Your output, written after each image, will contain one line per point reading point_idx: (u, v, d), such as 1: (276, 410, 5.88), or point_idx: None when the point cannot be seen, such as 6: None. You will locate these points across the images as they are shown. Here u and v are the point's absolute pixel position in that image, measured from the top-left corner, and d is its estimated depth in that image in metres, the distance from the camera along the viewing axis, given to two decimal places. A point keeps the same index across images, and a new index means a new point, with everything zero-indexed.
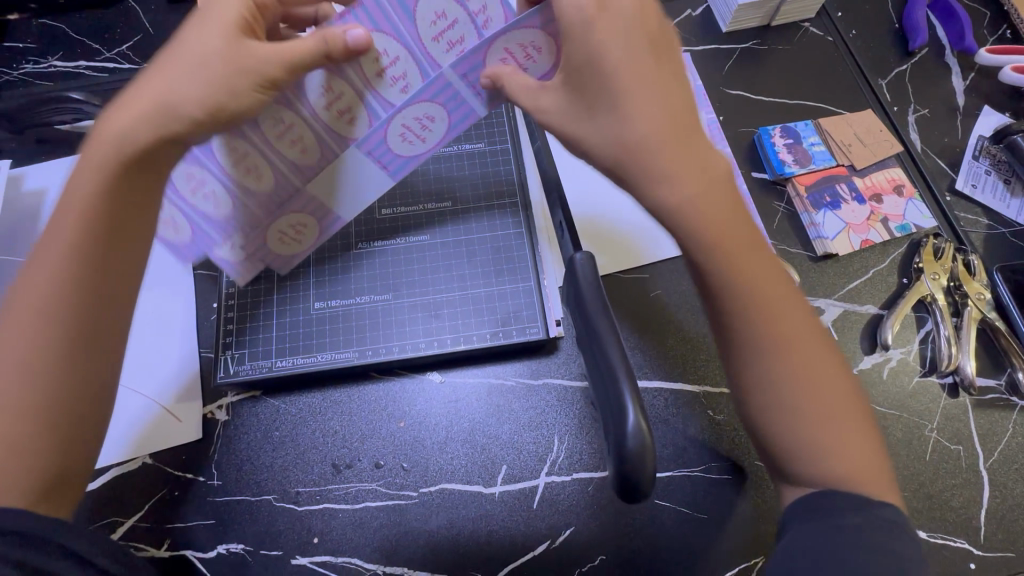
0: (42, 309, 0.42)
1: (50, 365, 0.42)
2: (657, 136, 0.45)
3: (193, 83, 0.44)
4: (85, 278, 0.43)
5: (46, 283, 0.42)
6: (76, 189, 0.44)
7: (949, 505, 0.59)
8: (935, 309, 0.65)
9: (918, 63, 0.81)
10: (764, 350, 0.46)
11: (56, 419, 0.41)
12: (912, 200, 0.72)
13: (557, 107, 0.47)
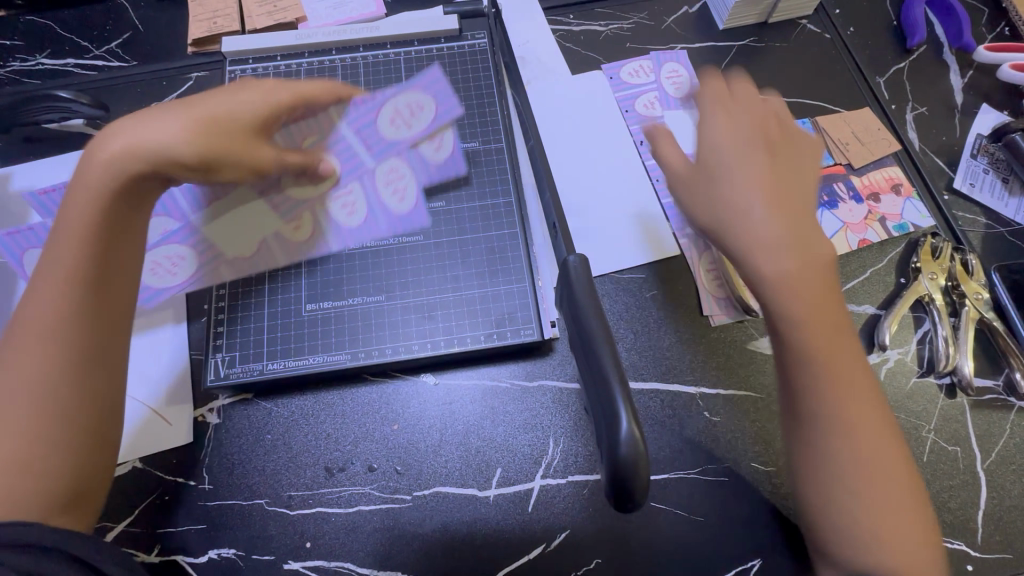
0: (51, 329, 0.47)
1: (61, 378, 0.46)
2: (775, 237, 0.52)
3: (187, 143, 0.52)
4: (90, 308, 0.49)
5: (56, 307, 0.47)
6: (70, 217, 0.50)
7: (947, 506, 0.59)
8: (933, 309, 0.65)
9: (916, 61, 0.80)
10: (835, 432, 0.50)
11: (59, 423, 0.45)
12: (911, 199, 0.71)
13: (704, 203, 0.55)
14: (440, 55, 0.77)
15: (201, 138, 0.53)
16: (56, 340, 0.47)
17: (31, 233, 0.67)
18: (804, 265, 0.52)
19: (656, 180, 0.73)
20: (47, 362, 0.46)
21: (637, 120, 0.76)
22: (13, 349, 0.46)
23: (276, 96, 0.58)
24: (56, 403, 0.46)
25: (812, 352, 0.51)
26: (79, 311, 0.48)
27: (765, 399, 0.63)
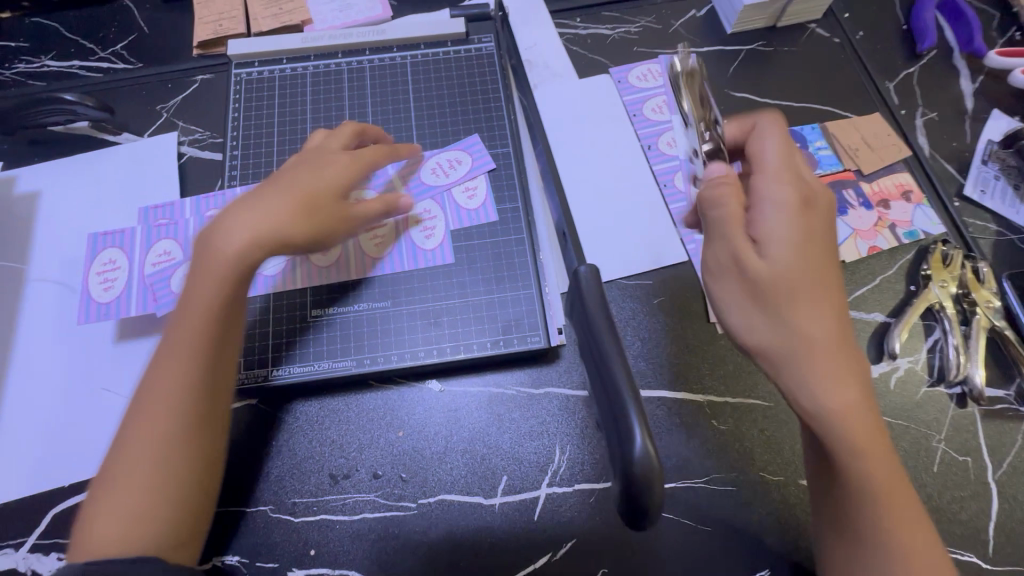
0: (181, 401, 0.47)
1: (185, 442, 0.47)
2: (828, 365, 0.44)
3: (295, 215, 0.53)
4: (214, 370, 0.49)
5: (180, 374, 0.47)
6: (197, 294, 0.49)
7: (958, 517, 0.58)
8: (944, 317, 0.64)
9: (926, 66, 0.79)
10: (882, 540, 0.46)
11: (181, 486, 0.46)
12: (921, 206, 0.70)
13: (747, 310, 0.46)
14: (447, 58, 0.76)
15: (295, 207, 0.53)
16: (181, 409, 0.47)
17: (120, 234, 0.65)
18: (821, 277, 0.46)
19: (664, 185, 0.72)
20: (173, 432, 0.47)
21: (645, 125, 0.76)
22: (134, 423, 0.47)
23: (353, 163, 0.59)
24: (179, 469, 0.47)
25: (859, 467, 0.45)
26: (201, 378, 0.48)
27: (774, 407, 0.62)
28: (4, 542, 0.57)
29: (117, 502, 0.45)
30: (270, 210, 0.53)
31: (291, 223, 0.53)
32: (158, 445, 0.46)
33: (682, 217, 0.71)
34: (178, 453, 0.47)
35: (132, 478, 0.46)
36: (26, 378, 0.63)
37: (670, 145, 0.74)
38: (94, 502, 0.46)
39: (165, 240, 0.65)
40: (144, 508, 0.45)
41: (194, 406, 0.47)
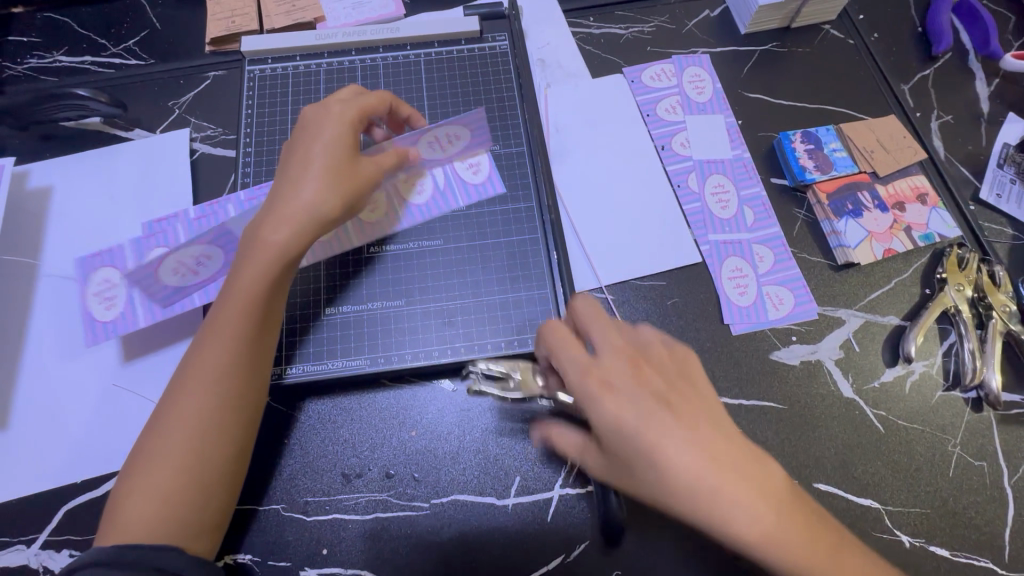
0: (217, 389, 0.49)
1: (219, 429, 0.48)
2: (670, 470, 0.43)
3: (326, 187, 0.53)
4: (250, 360, 0.50)
5: (217, 363, 0.49)
6: (240, 285, 0.51)
7: (973, 523, 0.58)
8: (960, 321, 0.64)
9: (941, 68, 0.79)
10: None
11: (205, 473, 0.47)
12: (936, 209, 0.70)
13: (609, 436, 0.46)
14: (460, 57, 0.76)
15: (322, 178, 0.53)
16: (210, 395, 0.48)
17: (109, 252, 0.64)
18: (710, 447, 0.44)
19: (677, 185, 0.72)
20: (210, 417, 0.48)
21: (658, 125, 0.75)
22: (171, 407, 0.48)
23: (346, 115, 0.57)
24: (212, 454, 0.48)
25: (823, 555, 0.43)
26: (235, 365, 0.49)
27: (788, 411, 0.62)
28: (15, 538, 0.56)
29: (150, 482, 0.46)
30: (299, 185, 0.53)
31: (328, 193, 0.53)
32: (192, 430, 0.47)
33: (696, 218, 0.70)
34: (213, 438, 0.48)
35: (165, 460, 0.47)
36: (37, 373, 0.62)
37: (684, 146, 0.74)
38: (125, 481, 0.47)
39: (160, 249, 0.64)
40: (176, 488, 0.46)
41: (230, 392, 0.49)
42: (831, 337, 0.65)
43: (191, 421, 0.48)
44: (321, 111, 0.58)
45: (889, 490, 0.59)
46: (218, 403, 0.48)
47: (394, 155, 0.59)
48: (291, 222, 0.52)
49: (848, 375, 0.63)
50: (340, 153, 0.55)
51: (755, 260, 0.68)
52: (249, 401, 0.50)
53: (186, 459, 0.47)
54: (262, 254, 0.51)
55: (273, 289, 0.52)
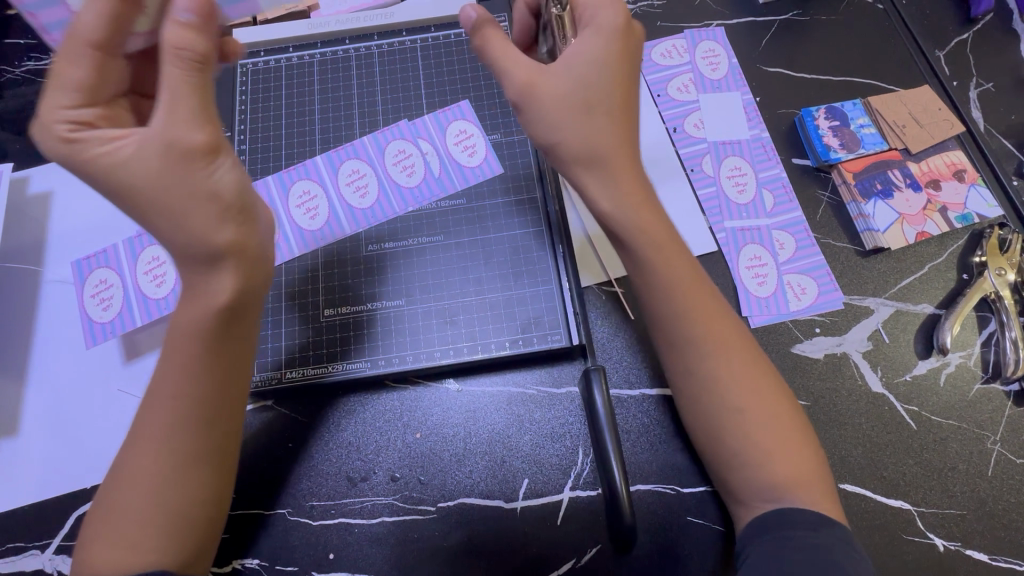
0: (179, 439, 0.45)
1: (178, 477, 0.45)
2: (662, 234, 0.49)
3: (178, 183, 0.42)
4: (207, 407, 0.46)
5: (172, 415, 0.45)
6: (176, 343, 0.45)
7: (1013, 525, 0.54)
8: (1001, 308, 0.59)
9: (981, 32, 0.72)
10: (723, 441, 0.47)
11: (167, 516, 0.44)
12: (975, 186, 0.64)
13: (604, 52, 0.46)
14: (459, 41, 0.72)
15: (183, 208, 0.42)
16: (156, 439, 0.45)
17: (104, 254, 0.64)
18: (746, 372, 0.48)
19: (691, 169, 0.68)
20: (172, 466, 0.45)
21: (669, 105, 0.71)
22: (131, 455, 0.45)
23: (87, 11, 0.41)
24: (178, 505, 0.45)
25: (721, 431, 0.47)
26: (198, 414, 0.46)
27: (811, 406, 0.58)
28: (30, 544, 0.57)
29: (115, 531, 0.44)
30: (171, 233, 0.43)
31: (212, 210, 0.43)
32: (155, 480, 0.45)
33: (711, 203, 0.66)
34: (176, 487, 0.45)
35: (130, 506, 0.44)
36: (44, 380, 0.62)
37: (698, 127, 0.70)
38: (92, 525, 0.45)
39: (151, 250, 0.63)
40: (144, 536, 0.44)
41: (188, 439, 0.45)
42: (859, 328, 0.61)
43: (153, 472, 0.45)
44: (50, 143, 0.42)
45: (921, 490, 0.55)
46: (177, 453, 0.45)
47: (180, 77, 0.42)
48: (211, 261, 0.44)
49: (877, 369, 0.59)
50: (164, 167, 0.42)
51: (776, 246, 0.64)
52: (209, 446, 0.46)
53: (153, 509, 0.44)
54: (202, 292, 0.45)
55: (221, 332, 0.46)
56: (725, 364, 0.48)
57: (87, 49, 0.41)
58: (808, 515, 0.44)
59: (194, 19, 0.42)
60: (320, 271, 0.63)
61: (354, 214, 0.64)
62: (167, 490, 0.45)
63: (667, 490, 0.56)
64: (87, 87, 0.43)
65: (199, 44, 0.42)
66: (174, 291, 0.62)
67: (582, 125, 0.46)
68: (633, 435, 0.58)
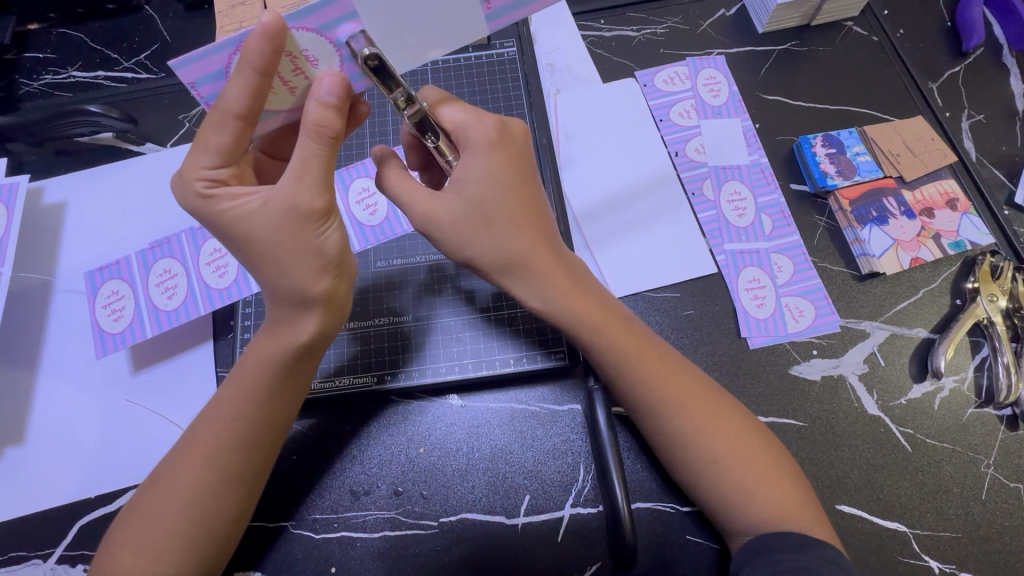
0: (222, 456, 0.46)
1: (215, 495, 0.46)
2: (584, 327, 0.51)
3: (285, 234, 0.44)
4: (257, 430, 0.47)
5: (223, 435, 0.46)
6: (247, 370, 0.48)
7: (1007, 549, 0.55)
8: (993, 334, 0.61)
9: (973, 65, 0.75)
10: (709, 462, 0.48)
11: (195, 532, 0.45)
12: (967, 215, 0.66)
13: (479, 171, 0.47)
14: (468, 65, 0.75)
15: (291, 263, 0.45)
16: (200, 456, 0.46)
17: (117, 265, 0.65)
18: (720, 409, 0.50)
19: (692, 193, 0.70)
20: (210, 483, 0.46)
21: (672, 130, 0.73)
22: (174, 466, 0.46)
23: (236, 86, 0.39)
24: (208, 519, 0.46)
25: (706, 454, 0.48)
26: (243, 437, 0.47)
27: (810, 428, 0.59)
28: (32, 553, 0.57)
29: (145, 538, 0.45)
30: (276, 281, 0.46)
31: (313, 266, 0.45)
32: (190, 494, 0.45)
33: (711, 226, 0.68)
34: (210, 503, 0.46)
35: (160, 516, 0.45)
36: (52, 388, 0.63)
37: (699, 152, 0.72)
38: (119, 530, 0.46)
39: (165, 262, 0.64)
40: (168, 548, 0.45)
41: (231, 460, 0.46)
42: (855, 350, 0.62)
43: (187, 486, 0.45)
44: (189, 198, 0.45)
45: (916, 513, 0.56)
46: (214, 469, 0.46)
47: (313, 150, 0.43)
48: (300, 309, 0.47)
49: (873, 392, 0.61)
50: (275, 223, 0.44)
51: (775, 269, 0.66)
52: (247, 469, 0.47)
53: (180, 523, 0.45)
54: (285, 334, 0.48)
55: (292, 370, 0.48)
56: (703, 397, 0.50)
57: (231, 119, 0.41)
58: (805, 537, 0.45)
59: (335, 101, 0.41)
60: None
61: (365, 232, 0.65)
62: (198, 506, 0.45)
63: (666, 508, 0.57)
64: (226, 151, 0.44)
65: (336, 123, 0.42)
66: (185, 303, 0.62)
67: (489, 244, 0.49)
68: (633, 453, 0.59)
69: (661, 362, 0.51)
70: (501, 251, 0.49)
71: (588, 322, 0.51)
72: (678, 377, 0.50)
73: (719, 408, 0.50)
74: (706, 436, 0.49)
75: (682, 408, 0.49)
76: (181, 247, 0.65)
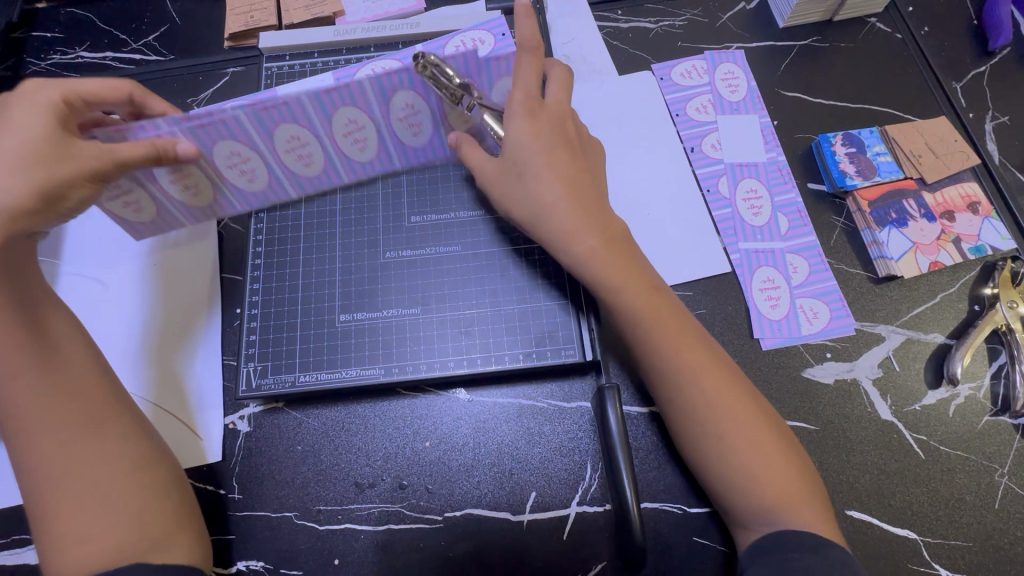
0: (59, 416, 0.46)
1: (87, 450, 0.46)
2: (616, 282, 0.51)
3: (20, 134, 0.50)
4: (70, 384, 0.48)
5: (47, 402, 0.46)
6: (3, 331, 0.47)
7: (1019, 560, 0.54)
8: (1012, 341, 0.60)
9: (998, 65, 0.73)
10: (729, 464, 0.48)
11: (105, 489, 0.45)
12: (989, 219, 0.65)
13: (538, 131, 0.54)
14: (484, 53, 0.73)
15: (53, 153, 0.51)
16: (43, 428, 0.46)
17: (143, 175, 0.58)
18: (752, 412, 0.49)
19: (707, 190, 0.68)
20: (68, 445, 0.46)
21: (688, 125, 0.72)
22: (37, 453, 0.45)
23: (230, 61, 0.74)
24: (104, 474, 0.46)
25: (729, 459, 0.48)
26: (63, 390, 0.47)
27: (821, 432, 0.58)
28: (35, 536, 0.57)
29: (69, 524, 0.44)
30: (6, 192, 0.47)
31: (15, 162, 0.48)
32: (64, 462, 0.45)
33: (726, 224, 0.67)
34: (90, 461, 0.46)
35: (56, 504, 0.44)
36: None
37: (715, 148, 0.70)
38: (48, 543, 0.44)
39: (225, 142, 0.54)
40: (96, 521, 0.44)
41: (73, 412, 0.47)
42: (869, 355, 0.61)
43: (60, 460, 0.45)
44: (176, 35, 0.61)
45: (926, 520, 0.55)
46: (64, 426, 0.46)
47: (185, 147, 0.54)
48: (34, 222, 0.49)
49: (886, 397, 0.60)
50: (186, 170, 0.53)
51: (790, 269, 0.65)
52: (92, 415, 0.48)
53: (83, 495, 0.45)
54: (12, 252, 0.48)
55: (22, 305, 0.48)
56: (720, 384, 0.49)
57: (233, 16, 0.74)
58: (817, 540, 0.45)
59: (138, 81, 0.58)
60: (337, 276, 0.63)
61: (405, 150, 0.63)
62: (80, 467, 0.45)
63: (673, 509, 0.56)
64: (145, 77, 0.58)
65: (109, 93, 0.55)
66: (218, 203, 0.62)
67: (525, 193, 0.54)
68: (642, 453, 0.58)
69: (682, 336, 0.51)
70: (530, 202, 0.54)
71: (626, 286, 0.51)
72: (694, 359, 0.50)
73: (737, 395, 0.49)
74: (723, 435, 0.48)
75: (701, 402, 0.49)
76: (190, 141, 0.53)
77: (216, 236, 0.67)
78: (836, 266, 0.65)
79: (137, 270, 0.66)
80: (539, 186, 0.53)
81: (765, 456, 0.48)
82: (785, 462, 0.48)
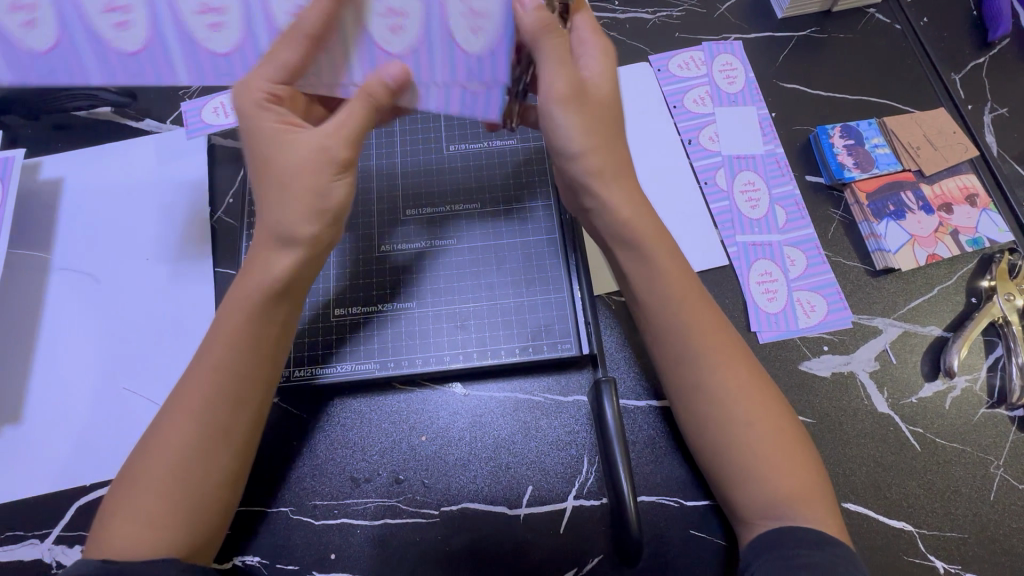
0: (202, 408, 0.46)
1: (205, 451, 0.46)
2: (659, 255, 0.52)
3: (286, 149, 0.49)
4: (238, 382, 0.47)
5: (206, 388, 0.46)
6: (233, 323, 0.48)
7: (1014, 551, 0.54)
8: (1009, 333, 0.60)
9: (997, 57, 0.73)
10: (729, 452, 0.48)
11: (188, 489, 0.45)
12: (987, 211, 0.65)
13: (595, 75, 0.51)
14: None
15: (286, 202, 0.48)
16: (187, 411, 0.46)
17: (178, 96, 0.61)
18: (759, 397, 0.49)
19: (704, 182, 0.68)
20: (197, 439, 0.45)
21: (685, 117, 0.71)
22: (170, 426, 0.46)
23: None
24: (190, 470, 0.45)
25: (729, 445, 0.48)
26: (227, 393, 0.47)
27: (818, 425, 0.58)
28: (30, 532, 0.57)
29: (139, 500, 0.44)
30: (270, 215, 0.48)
31: (301, 204, 0.48)
32: (179, 452, 0.45)
33: (724, 217, 0.66)
34: (200, 461, 0.45)
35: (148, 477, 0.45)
36: (48, 368, 0.62)
37: (713, 140, 0.70)
38: (111, 502, 0.45)
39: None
40: (160, 515, 0.44)
41: (221, 417, 0.46)
42: (867, 347, 0.61)
43: (175, 444, 0.45)
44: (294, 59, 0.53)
45: (922, 512, 0.55)
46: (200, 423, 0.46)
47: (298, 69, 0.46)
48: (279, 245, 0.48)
49: (884, 389, 0.60)
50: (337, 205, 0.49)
51: (788, 260, 0.64)
52: (237, 428, 0.47)
53: (169, 486, 0.44)
54: (258, 274, 0.48)
55: (264, 315, 0.49)
56: (731, 364, 0.50)
57: None
58: (815, 532, 0.45)
59: (395, 85, 0.47)
60: (332, 270, 0.63)
61: (453, 56, 0.47)
62: (188, 462, 0.45)
63: (670, 503, 0.56)
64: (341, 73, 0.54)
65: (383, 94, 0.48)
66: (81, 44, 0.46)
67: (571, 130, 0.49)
68: (639, 447, 0.58)
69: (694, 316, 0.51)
70: (577, 145, 0.50)
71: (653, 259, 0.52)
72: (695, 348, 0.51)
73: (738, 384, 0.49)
74: (722, 423, 0.49)
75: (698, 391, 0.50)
76: None
77: (211, 234, 0.67)
78: (833, 257, 0.65)
79: (131, 267, 0.66)
80: (601, 136, 0.51)
81: (762, 448, 0.48)
82: (784, 455, 0.48)
